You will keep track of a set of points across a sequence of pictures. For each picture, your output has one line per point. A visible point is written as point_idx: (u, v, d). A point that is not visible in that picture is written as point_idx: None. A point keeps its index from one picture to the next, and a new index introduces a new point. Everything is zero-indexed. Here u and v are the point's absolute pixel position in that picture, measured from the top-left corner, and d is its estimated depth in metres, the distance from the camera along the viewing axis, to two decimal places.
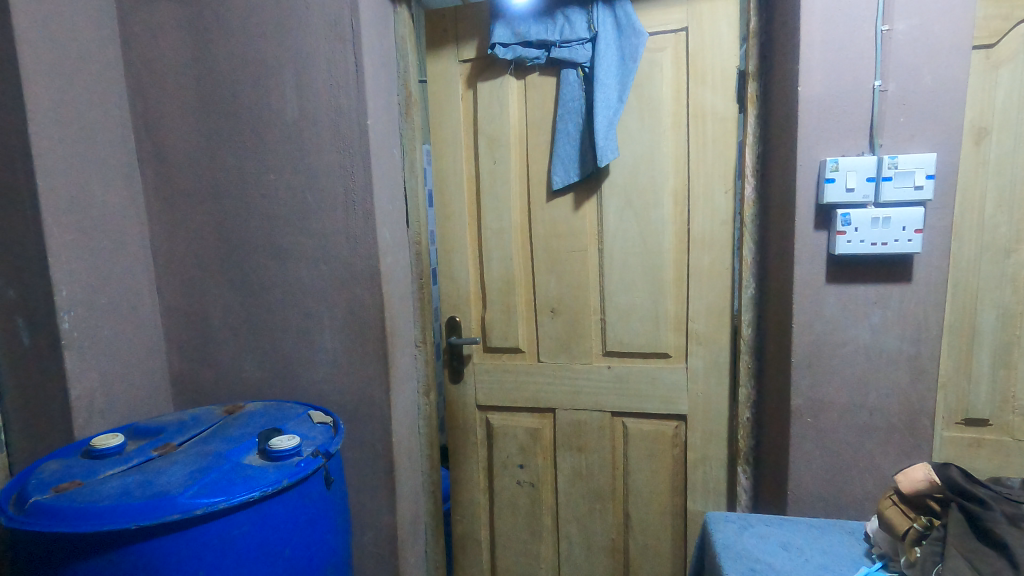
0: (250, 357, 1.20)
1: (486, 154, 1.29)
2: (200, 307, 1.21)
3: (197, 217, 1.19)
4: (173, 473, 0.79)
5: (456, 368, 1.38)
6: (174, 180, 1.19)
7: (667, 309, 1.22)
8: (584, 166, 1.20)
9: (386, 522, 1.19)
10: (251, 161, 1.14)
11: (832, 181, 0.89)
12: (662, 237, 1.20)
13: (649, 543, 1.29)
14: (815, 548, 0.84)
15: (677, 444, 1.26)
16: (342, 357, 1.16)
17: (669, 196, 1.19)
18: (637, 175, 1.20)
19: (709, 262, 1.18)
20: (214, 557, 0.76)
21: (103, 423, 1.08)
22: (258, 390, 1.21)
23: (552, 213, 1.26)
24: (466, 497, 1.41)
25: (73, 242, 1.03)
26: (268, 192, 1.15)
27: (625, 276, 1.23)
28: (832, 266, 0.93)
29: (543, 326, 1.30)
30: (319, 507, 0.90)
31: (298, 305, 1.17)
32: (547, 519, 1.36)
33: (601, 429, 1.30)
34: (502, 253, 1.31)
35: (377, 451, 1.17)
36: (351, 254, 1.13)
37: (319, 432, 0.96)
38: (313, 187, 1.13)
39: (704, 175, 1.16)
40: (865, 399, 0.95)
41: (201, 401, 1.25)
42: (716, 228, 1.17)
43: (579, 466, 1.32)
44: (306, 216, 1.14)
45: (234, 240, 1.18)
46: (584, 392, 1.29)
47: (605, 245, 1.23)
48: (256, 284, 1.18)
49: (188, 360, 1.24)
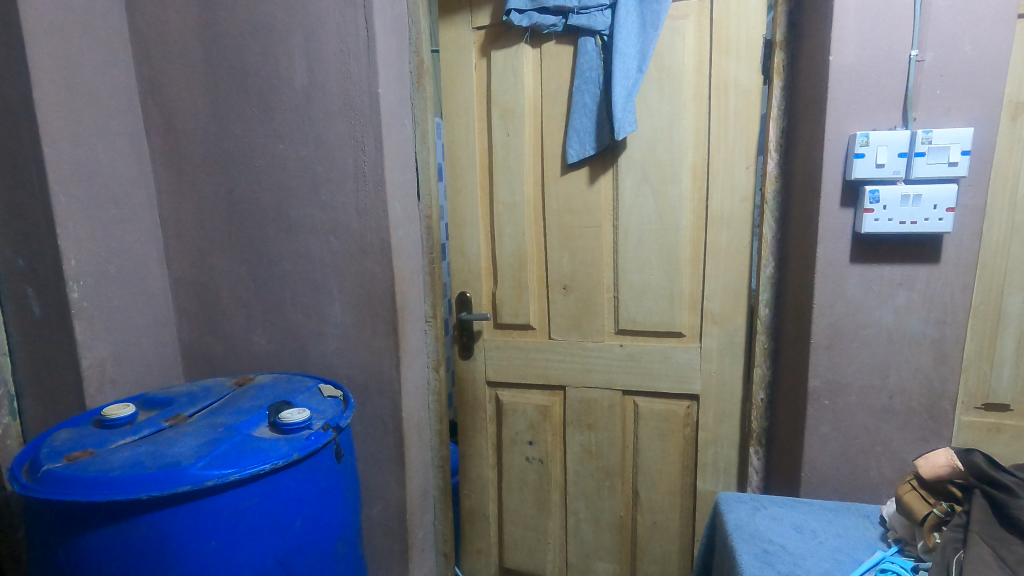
0: (260, 329, 1.20)
1: (500, 126, 1.25)
2: (209, 279, 1.20)
3: (206, 188, 1.17)
4: (184, 444, 0.79)
5: (466, 343, 1.37)
6: (182, 148, 1.17)
7: (682, 288, 1.20)
8: (600, 140, 1.16)
9: (396, 496, 1.20)
10: (260, 130, 1.12)
11: (861, 156, 0.85)
12: (680, 213, 1.17)
13: (658, 521, 1.29)
14: (829, 530, 0.83)
15: (688, 423, 1.25)
16: (352, 331, 1.15)
17: (687, 171, 1.16)
18: (654, 150, 1.16)
19: (727, 241, 1.15)
20: (226, 528, 0.76)
21: (114, 393, 1.08)
22: (268, 363, 1.21)
23: (566, 188, 1.23)
24: (475, 471, 1.42)
25: (81, 211, 1.01)
26: (277, 162, 1.12)
27: (640, 253, 1.20)
28: (857, 246, 0.90)
29: (555, 303, 1.28)
30: (330, 480, 0.90)
31: (308, 278, 1.15)
32: (555, 495, 1.37)
33: (612, 407, 1.28)
34: (515, 229, 1.28)
35: (387, 425, 1.17)
36: (361, 227, 1.11)
37: (329, 406, 0.96)
38: (323, 157, 1.10)
39: (725, 150, 1.12)
40: (885, 382, 0.93)
41: (212, 373, 1.25)
42: (735, 206, 1.14)
43: (589, 444, 1.31)
44: (315, 187, 1.12)
45: (243, 211, 1.16)
46: (596, 369, 1.28)
47: (620, 222, 1.20)
48: (265, 256, 1.16)
49: (199, 331, 1.23)
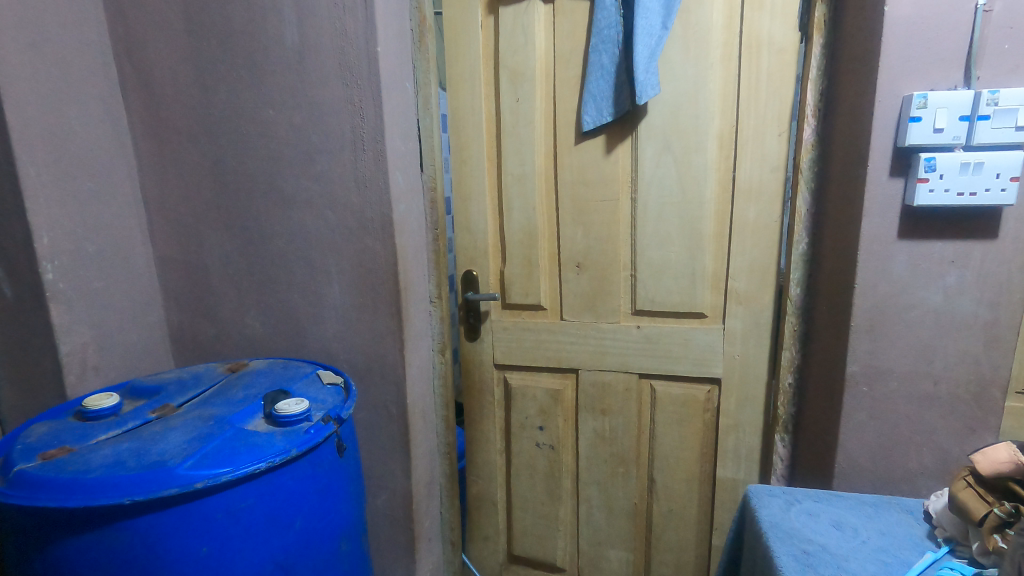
0: (254, 311, 1.12)
1: (509, 90, 1.16)
2: (198, 257, 1.12)
3: (190, 158, 1.08)
4: (172, 441, 0.73)
5: (472, 325, 1.29)
6: (163, 115, 1.07)
7: (705, 266, 1.11)
8: (619, 105, 1.07)
9: (401, 485, 1.14)
10: (247, 95, 1.02)
11: (917, 120, 0.77)
12: (704, 185, 1.08)
13: (674, 509, 1.24)
14: (871, 528, 0.78)
15: (709, 409, 1.18)
16: (352, 313, 1.08)
17: (713, 139, 1.06)
18: (678, 116, 1.06)
19: (755, 215, 1.06)
20: (219, 532, 0.70)
21: (98, 380, 1.01)
22: (262, 347, 1.13)
23: (580, 158, 1.14)
24: (482, 457, 1.36)
25: (52, 184, 0.92)
26: (267, 130, 1.03)
27: (660, 228, 1.12)
28: (906, 220, 0.82)
29: (567, 282, 1.21)
30: (332, 476, 0.83)
31: (304, 257, 1.07)
32: (566, 481, 1.31)
33: (627, 391, 1.22)
34: (524, 203, 1.20)
35: (391, 413, 1.11)
36: (360, 201, 1.02)
37: (329, 396, 0.90)
38: (318, 125, 1.01)
39: (756, 116, 1.03)
40: (930, 367, 0.86)
41: (203, 358, 1.17)
42: (765, 176, 1.04)
43: (602, 429, 1.25)
44: (310, 157, 1.03)
45: (232, 184, 1.07)
46: (610, 352, 1.21)
47: (638, 194, 1.12)
48: (257, 232, 1.08)
49: (188, 313, 1.16)
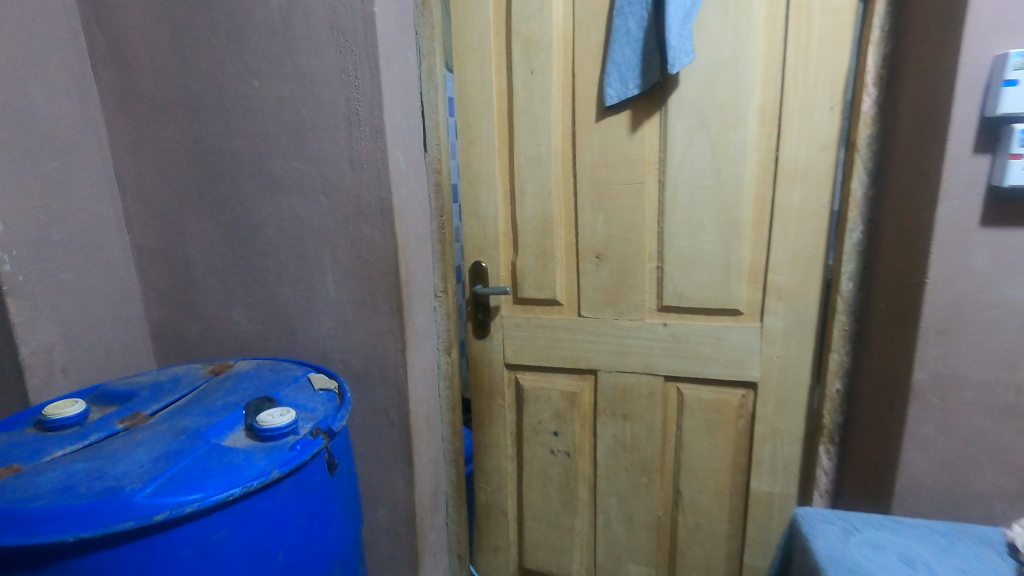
0: (240, 307, 1.02)
1: (522, 61, 1.04)
2: (179, 246, 1.02)
3: (168, 137, 0.97)
4: (135, 461, 0.63)
5: (481, 321, 1.18)
6: (137, 89, 0.96)
7: (742, 257, 0.99)
8: (647, 76, 0.94)
9: (403, 497, 1.04)
10: (229, 64, 0.91)
11: (1013, 84, 0.64)
12: (742, 167, 0.96)
13: (702, 523, 1.13)
14: (947, 564, 0.66)
15: (743, 415, 1.06)
16: (348, 309, 0.97)
17: (754, 114, 0.94)
18: (713, 87, 0.94)
19: (800, 200, 0.94)
20: (186, 569, 0.60)
21: (67, 383, 0.91)
22: (250, 346, 1.03)
23: (601, 136, 1.02)
24: (491, 464, 1.26)
25: (9, 164, 0.82)
26: (251, 105, 0.92)
27: (691, 215, 1.00)
28: (991, 204, 0.70)
29: (585, 275, 1.09)
30: (322, 498, 0.73)
31: (294, 247, 0.96)
32: (583, 490, 1.21)
33: (651, 395, 1.10)
34: (538, 186, 1.08)
35: (391, 419, 1.00)
36: (356, 184, 0.91)
37: (320, 404, 0.80)
38: (308, 98, 0.90)
39: (804, 87, 0.90)
40: (1012, 375, 0.74)
41: (186, 356, 1.07)
42: (813, 156, 0.92)
43: (623, 436, 1.14)
44: (299, 135, 0.91)
45: (214, 165, 0.96)
46: (633, 351, 1.10)
47: (667, 176, 1.00)
48: (242, 219, 0.97)
49: (169, 308, 1.06)
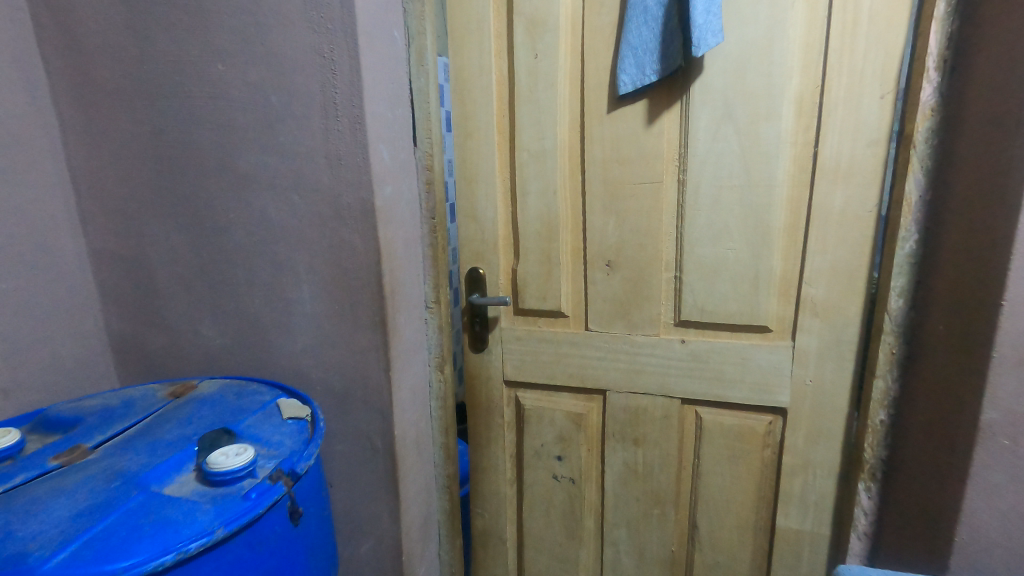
0: (208, 318, 0.91)
1: (525, 44, 0.92)
2: (140, 250, 0.91)
3: (124, 128, 0.86)
4: (52, 518, 0.53)
5: (478, 333, 1.07)
6: (90, 73, 0.85)
7: (772, 268, 0.88)
8: (667, 61, 0.82)
9: (389, 532, 0.93)
10: (189, 45, 0.80)
11: None
12: (775, 165, 0.84)
13: (721, 560, 1.02)
14: None
15: (769, 444, 0.95)
16: (327, 323, 0.86)
17: (791, 104, 0.82)
18: (744, 74, 0.82)
19: (842, 203, 0.82)
20: None
21: (8, 406, 0.81)
22: (220, 362, 0.92)
23: (614, 129, 0.91)
24: (488, 489, 1.15)
25: None
26: (215, 91, 0.81)
27: (715, 219, 0.88)
28: None
29: (594, 284, 0.98)
30: (282, 552, 0.62)
31: (265, 253, 0.85)
32: (589, 520, 1.10)
33: (666, 419, 0.99)
34: (542, 185, 0.96)
35: (375, 446, 0.89)
36: (333, 182, 0.80)
37: (287, 438, 0.69)
38: (278, 84, 0.78)
39: (851, 73, 0.78)
40: None
41: (151, 372, 0.97)
42: (858, 152, 0.80)
43: (634, 462, 1.03)
44: (268, 126, 0.80)
45: (175, 160, 0.85)
46: (647, 370, 0.98)
47: (689, 175, 0.88)
48: (207, 221, 0.86)
49: (131, 318, 0.95)
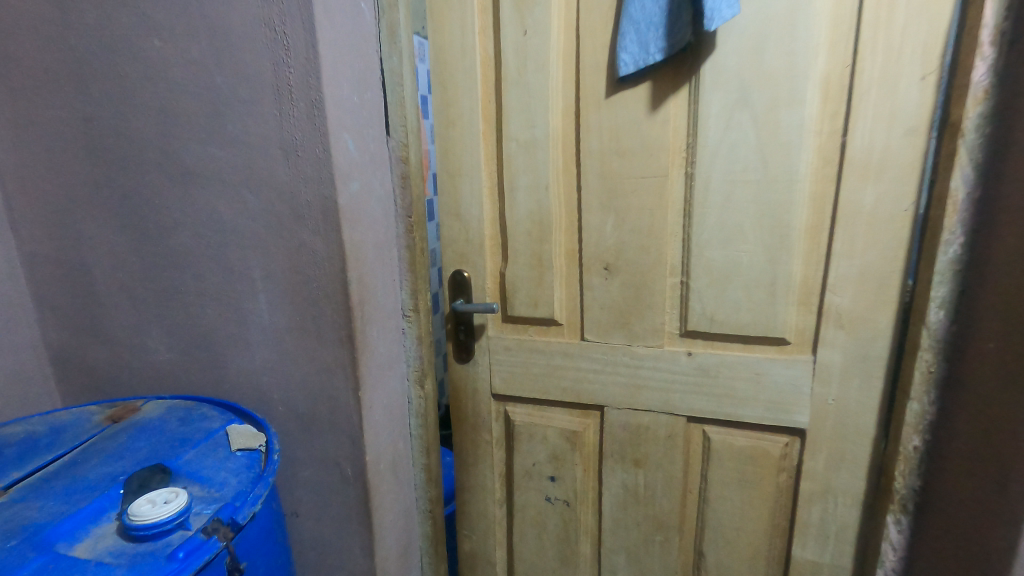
0: (157, 331, 0.81)
1: (512, 19, 0.81)
2: (79, 254, 0.81)
3: (55, 116, 0.76)
4: None
5: (463, 343, 0.97)
6: (14, 53, 0.75)
7: (791, 273, 0.78)
8: (674, 37, 0.71)
9: (362, 567, 0.84)
10: (122, 19, 0.69)
11: None
12: (796, 157, 0.74)
13: None
14: None
15: (785, 468, 0.85)
16: (288, 337, 0.76)
17: (815, 87, 0.71)
18: (762, 52, 0.72)
19: (873, 201, 0.72)
20: None
21: None
22: (171, 379, 0.83)
23: (613, 116, 0.80)
24: (476, 510, 1.06)
25: None
26: (153, 72, 0.70)
27: (727, 219, 0.78)
28: None
29: (591, 290, 0.88)
30: None
31: (216, 257, 0.75)
32: (585, 545, 1.01)
33: (670, 439, 0.90)
34: (532, 180, 0.86)
35: (345, 473, 0.80)
36: (290, 177, 0.69)
37: (232, 476, 0.59)
38: (223, 63, 0.67)
39: (886, 51, 0.67)
40: None
41: (98, 389, 0.87)
42: (892, 143, 0.70)
43: (634, 485, 0.94)
44: (214, 112, 0.69)
45: (113, 153, 0.75)
46: (649, 385, 0.88)
47: (698, 169, 0.78)
48: (151, 221, 0.76)
49: (74, 330, 0.85)
